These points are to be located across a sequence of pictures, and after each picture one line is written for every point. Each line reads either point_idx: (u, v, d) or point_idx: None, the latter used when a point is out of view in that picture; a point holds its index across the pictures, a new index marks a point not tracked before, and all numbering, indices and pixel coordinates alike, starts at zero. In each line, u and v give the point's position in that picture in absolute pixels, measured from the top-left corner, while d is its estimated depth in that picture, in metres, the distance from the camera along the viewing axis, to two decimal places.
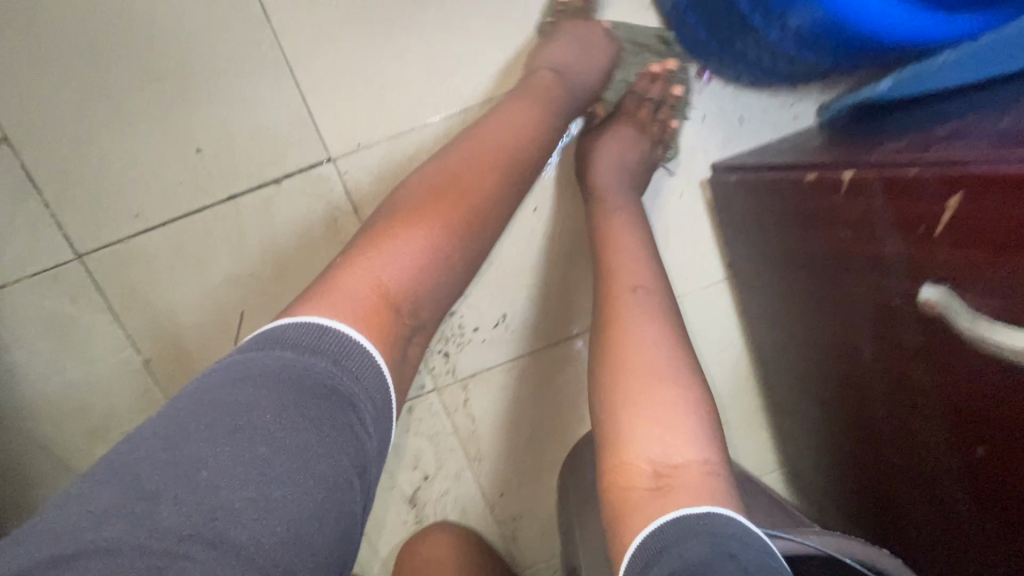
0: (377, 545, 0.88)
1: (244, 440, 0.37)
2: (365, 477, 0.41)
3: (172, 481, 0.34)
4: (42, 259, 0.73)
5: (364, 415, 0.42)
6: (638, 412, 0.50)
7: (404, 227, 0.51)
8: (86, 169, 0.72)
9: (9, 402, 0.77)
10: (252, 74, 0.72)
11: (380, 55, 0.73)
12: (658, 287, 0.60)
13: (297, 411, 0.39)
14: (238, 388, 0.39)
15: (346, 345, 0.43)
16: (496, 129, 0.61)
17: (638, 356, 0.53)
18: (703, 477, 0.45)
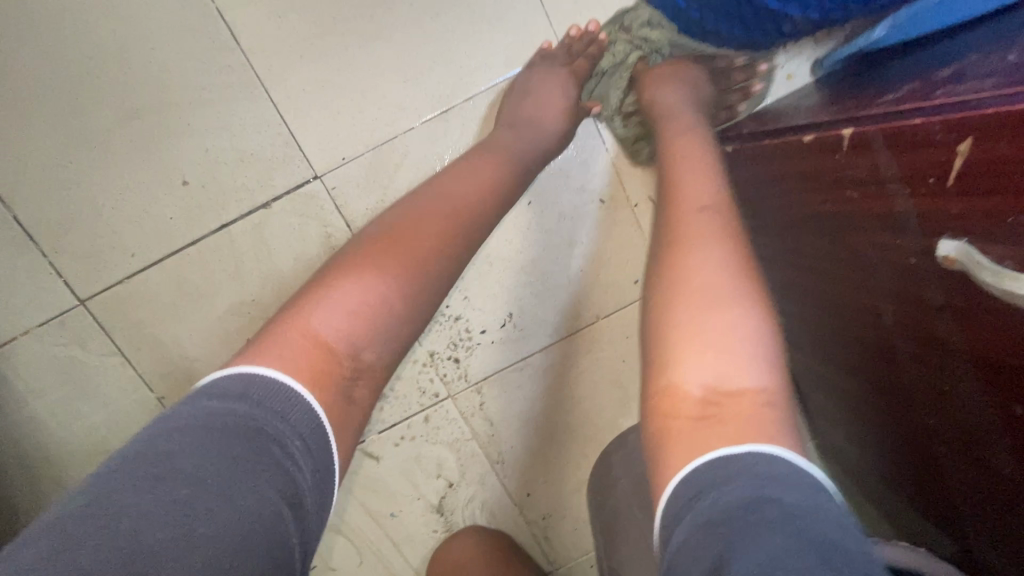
0: (409, 557, 0.88)
1: (164, 485, 0.36)
2: (300, 512, 0.40)
3: (95, 530, 0.34)
4: (45, 308, 0.74)
5: (294, 451, 0.41)
6: (694, 336, 0.45)
7: (344, 274, 0.50)
8: (76, 214, 0.72)
9: (34, 452, 0.78)
10: (230, 99, 0.71)
11: (354, 65, 0.72)
12: (726, 206, 0.54)
13: (219, 452, 0.39)
14: (163, 439, 0.39)
15: (272, 388, 0.43)
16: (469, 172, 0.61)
17: (701, 280, 0.48)
18: (755, 407, 0.41)
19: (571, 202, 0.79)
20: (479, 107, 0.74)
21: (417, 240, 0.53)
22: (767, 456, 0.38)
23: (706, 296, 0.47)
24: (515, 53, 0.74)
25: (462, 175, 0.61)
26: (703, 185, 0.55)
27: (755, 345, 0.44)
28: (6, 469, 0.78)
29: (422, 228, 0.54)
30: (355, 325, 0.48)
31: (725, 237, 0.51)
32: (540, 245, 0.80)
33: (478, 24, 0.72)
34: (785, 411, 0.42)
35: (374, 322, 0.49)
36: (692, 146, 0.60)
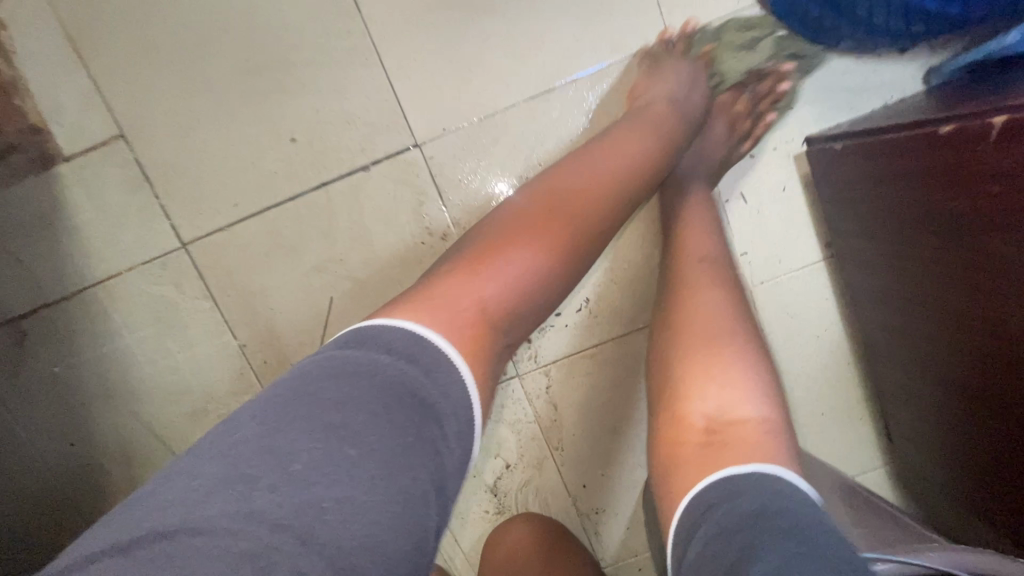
0: (458, 536, 0.87)
1: (337, 439, 0.37)
2: (442, 494, 0.41)
3: (268, 468, 0.35)
4: (150, 247, 0.78)
5: (448, 433, 0.42)
6: (702, 372, 0.54)
7: (506, 248, 0.52)
8: (190, 161, 0.76)
9: (121, 383, 0.82)
10: (344, 63, 0.74)
11: (465, 39, 0.74)
12: (722, 262, 0.66)
13: (388, 417, 0.39)
14: (336, 385, 0.40)
15: (437, 357, 0.43)
16: (600, 159, 0.61)
17: (700, 325, 0.59)
18: (758, 432, 0.48)
19: None
20: (579, 90, 0.75)
21: (573, 224, 0.56)
22: (762, 471, 0.44)
23: (707, 337, 0.57)
24: (622, 39, 0.74)
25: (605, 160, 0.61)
26: (709, 244, 0.67)
27: (753, 381, 0.53)
28: (93, 395, 0.82)
29: (573, 214, 0.56)
30: (507, 292, 0.50)
31: (723, 290, 0.62)
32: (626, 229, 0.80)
33: (589, 9, 0.74)
34: (788, 437, 0.49)
35: (526, 292, 0.51)
36: (702, 211, 0.72)
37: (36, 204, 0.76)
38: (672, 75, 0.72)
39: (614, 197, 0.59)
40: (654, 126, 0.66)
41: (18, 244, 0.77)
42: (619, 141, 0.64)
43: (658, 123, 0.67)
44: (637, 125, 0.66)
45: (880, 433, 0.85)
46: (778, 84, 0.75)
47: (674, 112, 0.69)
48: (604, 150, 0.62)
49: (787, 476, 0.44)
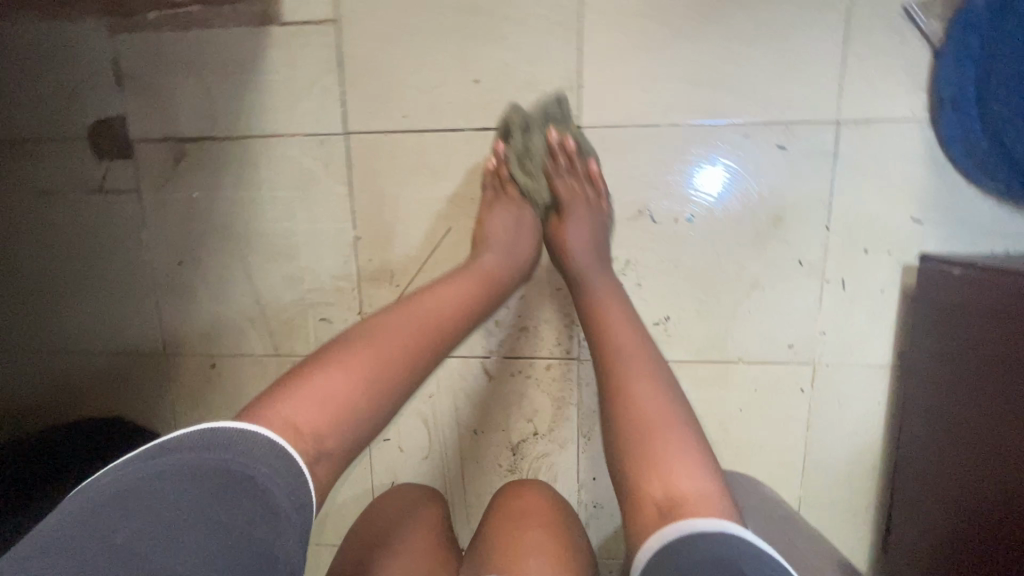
0: (466, 475, 0.96)
1: (151, 507, 0.46)
2: (274, 518, 0.49)
3: (90, 535, 0.44)
4: (318, 124, 0.86)
5: (264, 477, 0.49)
6: (653, 462, 0.59)
7: (319, 373, 0.57)
8: (382, 65, 0.84)
9: (241, 229, 0.91)
10: (548, 33, 0.80)
11: (660, 52, 0.79)
12: (643, 348, 0.70)
13: (197, 481, 0.48)
14: (145, 471, 0.48)
15: (232, 440, 0.50)
16: (429, 300, 0.68)
17: (636, 412, 0.63)
18: (701, 504, 0.55)
19: (773, 253, 0.83)
20: (738, 133, 0.80)
21: (385, 359, 0.60)
22: (723, 528, 0.52)
23: (645, 424, 0.62)
24: (796, 103, 0.79)
25: (433, 302, 0.68)
26: (629, 329, 0.71)
27: (693, 461, 0.59)
28: (215, 229, 0.91)
29: (386, 348, 0.61)
30: (320, 411, 0.55)
31: (653, 373, 0.67)
32: (726, 270, 0.84)
33: (780, 68, 0.78)
34: (724, 501, 0.56)
35: (336, 415, 0.55)
36: (610, 294, 0.76)
37: (241, 51, 0.85)
38: (501, 219, 0.83)
39: (431, 329, 0.66)
40: (481, 268, 0.77)
41: (211, 78, 0.87)
42: (441, 290, 0.71)
43: (486, 276, 0.76)
44: (464, 279, 0.74)
45: (875, 540, 0.90)
46: (917, 196, 0.79)
47: (502, 260, 0.79)
48: (436, 294, 0.70)
49: (735, 528, 0.53)
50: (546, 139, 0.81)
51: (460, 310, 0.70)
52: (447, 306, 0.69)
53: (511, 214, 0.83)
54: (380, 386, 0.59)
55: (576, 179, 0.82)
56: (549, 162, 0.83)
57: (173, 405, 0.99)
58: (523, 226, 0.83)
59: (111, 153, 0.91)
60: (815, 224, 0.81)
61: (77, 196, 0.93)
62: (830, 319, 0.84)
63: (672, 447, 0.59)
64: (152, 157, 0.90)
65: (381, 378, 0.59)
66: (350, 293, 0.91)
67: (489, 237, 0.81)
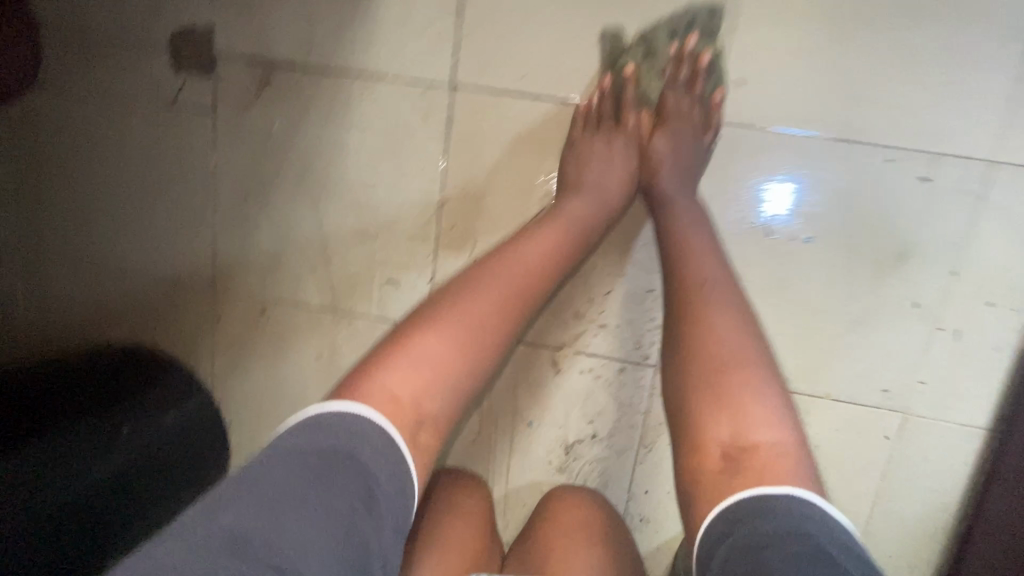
0: (512, 466, 0.91)
1: (263, 499, 0.48)
2: (375, 502, 0.51)
3: (208, 527, 0.46)
4: (424, 72, 0.79)
5: (368, 459, 0.52)
6: (724, 403, 0.61)
7: (417, 335, 0.64)
8: (505, 19, 0.77)
9: (319, 170, 0.84)
10: (693, 16, 0.74)
11: (811, 55, 0.73)
12: (724, 290, 0.69)
13: (305, 468, 0.50)
14: (260, 465, 0.51)
15: (339, 418, 0.54)
16: (521, 250, 0.71)
17: (710, 361, 0.64)
18: (772, 455, 0.57)
19: (888, 290, 0.77)
20: (879, 156, 0.75)
21: (475, 317, 0.66)
22: (790, 493, 0.53)
23: (720, 365, 0.64)
24: (948, 133, 0.73)
25: (519, 257, 0.71)
26: (715, 269, 0.71)
27: (768, 404, 0.60)
28: (290, 166, 0.84)
29: (475, 306, 0.67)
30: (420, 372, 0.61)
31: (734, 320, 0.66)
32: (834, 299, 0.79)
33: (937, 93, 0.72)
34: (799, 455, 0.57)
35: (434, 366, 0.62)
36: (698, 235, 0.74)
37: None
38: (591, 143, 0.78)
39: (516, 282, 0.70)
40: (570, 214, 0.75)
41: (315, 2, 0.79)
42: (530, 237, 0.73)
43: (575, 219, 0.75)
44: (551, 227, 0.74)
45: None
46: None
47: (587, 200, 0.76)
48: (526, 244, 0.72)
49: (809, 500, 0.53)
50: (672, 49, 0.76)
51: (547, 258, 0.72)
52: (537, 257, 0.71)
53: (602, 134, 0.78)
54: (472, 343, 0.66)
55: (691, 97, 0.76)
56: (668, 72, 0.77)
57: (213, 346, 0.93)
58: (611, 156, 0.78)
59: (191, 66, 0.83)
60: (941, 267, 0.76)
61: (146, 107, 0.86)
62: (932, 368, 0.79)
63: (747, 392, 0.61)
64: (235, 77, 0.83)
65: (473, 338, 0.66)
66: (424, 258, 0.85)
67: (574, 169, 0.78)
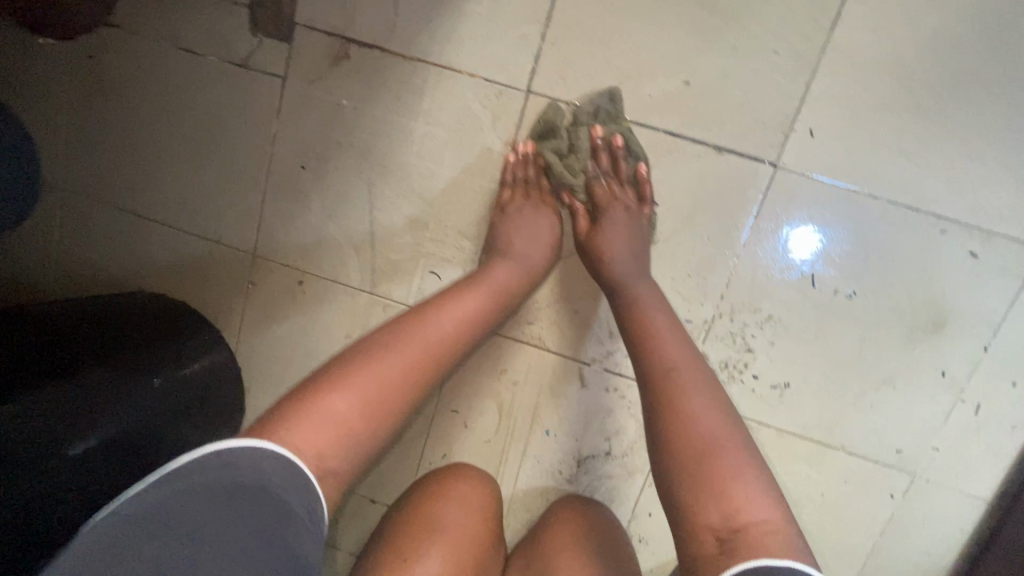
0: (523, 470, 0.92)
1: (173, 530, 0.47)
2: (293, 521, 0.50)
3: (121, 564, 0.45)
4: (503, 73, 0.79)
5: (276, 484, 0.50)
6: (713, 493, 0.55)
7: (324, 396, 0.56)
8: (592, 34, 0.77)
9: (381, 153, 0.84)
10: (780, 58, 0.74)
11: (887, 117, 0.74)
12: (687, 365, 0.64)
13: (213, 499, 0.48)
14: (155, 498, 0.47)
15: (236, 457, 0.50)
16: (449, 315, 0.66)
17: (682, 446, 0.58)
18: (767, 535, 0.52)
19: (920, 355, 0.79)
20: (934, 227, 0.76)
21: (388, 380, 0.59)
22: (792, 566, 0.50)
23: (695, 451, 0.57)
24: (1003, 215, 0.75)
25: (446, 321, 0.66)
26: (676, 348, 0.65)
27: (753, 488, 0.55)
28: (353, 144, 0.85)
29: (392, 364, 0.60)
30: (325, 440, 0.54)
31: (708, 395, 0.61)
32: (866, 355, 0.80)
33: (1001, 175, 0.74)
34: (791, 529, 0.54)
35: (341, 433, 0.55)
36: (653, 309, 0.70)
37: None
38: (522, 220, 0.79)
39: (438, 348, 0.64)
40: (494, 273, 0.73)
41: None
42: (459, 300, 0.68)
43: (505, 288, 0.73)
44: (481, 292, 0.71)
45: None
46: None
47: (517, 270, 0.75)
48: (453, 307, 0.67)
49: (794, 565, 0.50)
50: (593, 137, 0.78)
51: (471, 326, 0.68)
52: (461, 321, 0.67)
53: (532, 212, 0.79)
54: (387, 407, 0.59)
55: (615, 179, 0.78)
56: (589, 162, 0.79)
57: (244, 308, 0.93)
58: (540, 229, 0.79)
59: (268, 30, 0.83)
60: (974, 342, 0.78)
61: (215, 64, 0.85)
62: (948, 437, 0.81)
63: (734, 478, 0.55)
64: (310, 49, 0.83)
65: (387, 403, 0.59)
66: (471, 256, 0.85)
67: (507, 242, 0.78)
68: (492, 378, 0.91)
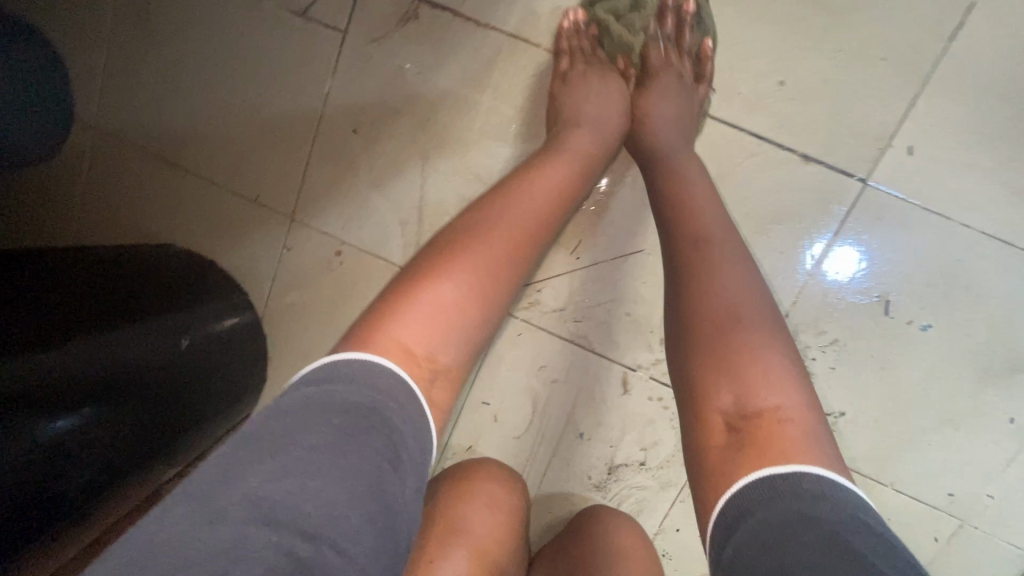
0: (550, 472, 0.89)
1: (280, 460, 0.39)
2: (399, 461, 0.42)
3: (217, 500, 0.36)
4: (586, 54, 0.75)
5: (391, 414, 0.43)
6: (735, 367, 0.49)
7: (423, 282, 0.52)
8: (688, 22, 0.73)
9: (441, 125, 0.79)
10: (884, 71, 0.71)
11: (989, 145, 0.71)
12: (728, 236, 0.58)
13: (325, 424, 0.41)
14: (270, 424, 0.41)
15: (353, 372, 0.45)
16: (532, 194, 0.60)
17: (715, 316, 0.52)
18: (778, 421, 0.46)
19: (990, 399, 0.75)
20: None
21: (485, 254, 0.55)
22: (802, 471, 0.43)
23: (724, 324, 0.51)
24: None
25: (530, 199, 0.60)
26: (717, 219, 0.59)
27: (781, 370, 0.49)
28: (413, 111, 0.79)
29: (482, 239, 0.55)
30: (436, 329, 0.50)
31: (746, 270, 0.55)
32: (932, 392, 0.76)
33: None
34: (811, 422, 0.47)
35: (450, 317, 0.51)
36: (706, 179, 0.64)
37: None
38: (588, 89, 0.71)
39: (532, 233, 0.59)
40: (575, 146, 0.66)
41: None
42: (541, 180, 0.62)
43: (585, 171, 0.66)
44: (568, 177, 0.64)
45: None
46: None
47: (597, 152, 0.68)
48: (535, 187, 0.61)
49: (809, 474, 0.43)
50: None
51: (559, 206, 0.62)
52: (547, 201, 0.61)
53: (591, 77, 0.72)
54: (492, 288, 0.55)
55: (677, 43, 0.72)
56: (650, 25, 0.74)
57: (275, 275, 0.88)
58: (608, 98, 0.71)
59: None
60: None
61: (274, 10, 0.80)
62: (1006, 487, 0.77)
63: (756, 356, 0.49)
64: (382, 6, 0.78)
65: (491, 281, 0.55)
66: None
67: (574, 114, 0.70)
68: (529, 374, 0.86)
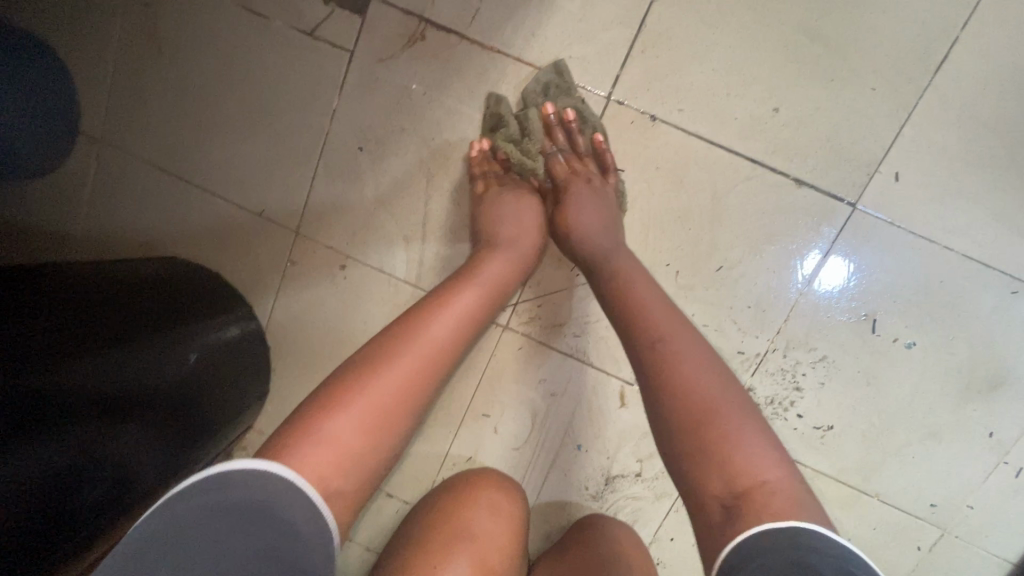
0: (547, 482, 0.91)
1: (182, 555, 0.42)
2: (300, 541, 0.45)
3: None
4: (588, 76, 0.77)
5: (283, 505, 0.45)
6: (721, 454, 0.51)
7: (316, 422, 0.51)
8: (687, 49, 0.75)
9: (447, 144, 0.81)
10: (872, 100, 0.74)
11: (971, 172, 0.74)
12: (671, 329, 0.59)
13: (218, 523, 0.43)
14: (168, 522, 0.43)
15: (242, 479, 0.45)
16: (443, 319, 0.60)
17: (682, 415, 0.53)
18: (780, 498, 0.48)
19: (971, 413, 0.79)
20: (1004, 287, 0.76)
21: (383, 395, 0.54)
22: (798, 528, 0.45)
23: (701, 413, 0.53)
24: None
25: (437, 326, 0.59)
26: (671, 314, 0.61)
27: (764, 454, 0.51)
28: (419, 129, 0.81)
29: (381, 375, 0.54)
30: (330, 470, 0.49)
31: (706, 354, 0.57)
32: (917, 407, 0.79)
33: None
34: (805, 496, 0.50)
35: (344, 457, 0.50)
36: (639, 275, 0.66)
37: None
38: (505, 203, 0.74)
39: (433, 363, 0.58)
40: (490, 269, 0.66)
41: None
42: (452, 301, 0.62)
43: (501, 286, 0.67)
44: (479, 292, 0.64)
45: None
46: None
47: (516, 260, 0.69)
48: (446, 312, 0.60)
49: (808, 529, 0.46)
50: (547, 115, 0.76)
51: (469, 328, 0.62)
52: (458, 322, 0.61)
53: (506, 192, 0.75)
54: (390, 422, 0.54)
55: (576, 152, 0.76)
56: (544, 142, 0.77)
57: (278, 288, 0.89)
58: (524, 210, 0.74)
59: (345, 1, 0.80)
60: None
61: (282, 29, 0.81)
62: (986, 497, 0.80)
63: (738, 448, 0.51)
64: (388, 28, 0.79)
65: (388, 418, 0.54)
66: None
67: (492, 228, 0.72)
68: (529, 387, 0.88)
